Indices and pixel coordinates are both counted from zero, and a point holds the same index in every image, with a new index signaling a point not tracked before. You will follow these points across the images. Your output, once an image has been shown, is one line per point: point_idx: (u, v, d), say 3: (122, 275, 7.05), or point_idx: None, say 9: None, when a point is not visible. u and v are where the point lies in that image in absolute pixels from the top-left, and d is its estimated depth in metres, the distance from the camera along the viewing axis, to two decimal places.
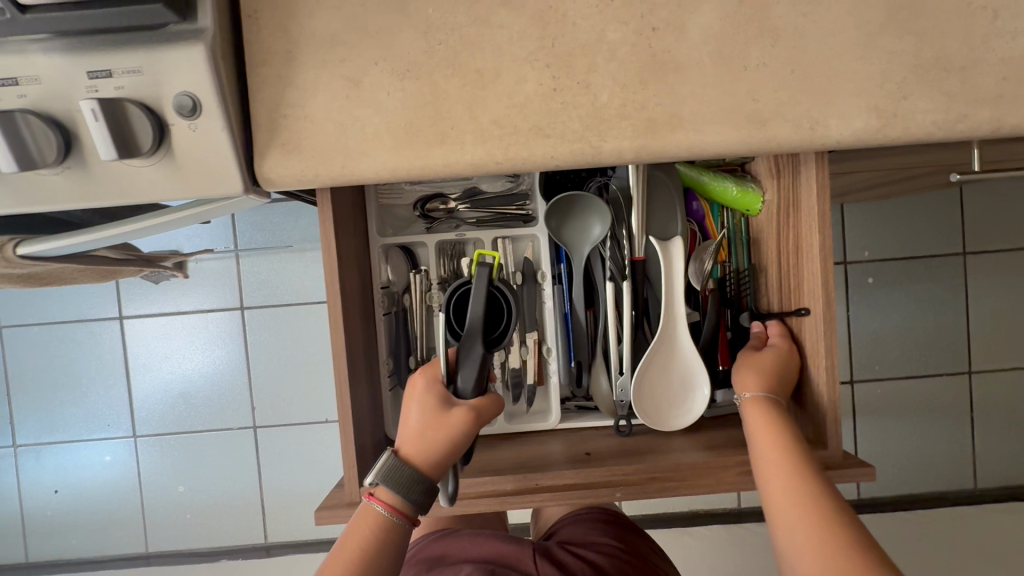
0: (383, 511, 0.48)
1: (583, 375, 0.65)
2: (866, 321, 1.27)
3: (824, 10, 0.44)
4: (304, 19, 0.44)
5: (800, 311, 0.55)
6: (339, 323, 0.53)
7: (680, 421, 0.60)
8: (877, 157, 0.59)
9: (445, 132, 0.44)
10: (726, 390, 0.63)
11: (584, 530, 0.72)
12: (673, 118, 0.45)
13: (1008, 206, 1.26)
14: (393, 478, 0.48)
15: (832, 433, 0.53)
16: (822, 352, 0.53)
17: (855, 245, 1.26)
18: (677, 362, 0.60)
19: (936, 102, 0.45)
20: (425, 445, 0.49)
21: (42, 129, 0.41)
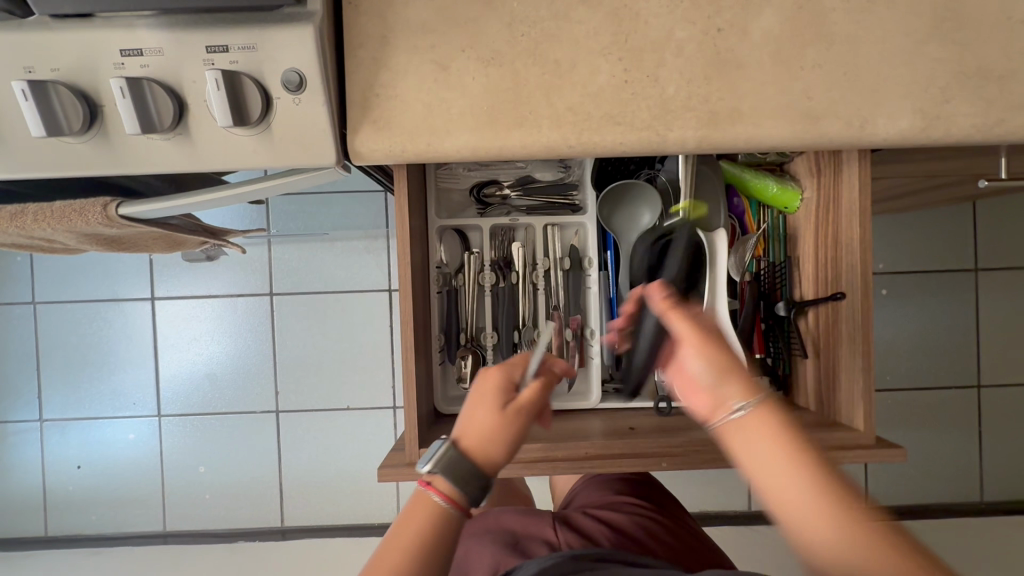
0: (441, 503, 0.43)
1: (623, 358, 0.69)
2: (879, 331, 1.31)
3: (876, 19, 0.48)
4: (399, 7, 0.48)
5: (835, 296, 0.58)
6: (408, 293, 0.56)
7: None
8: (911, 161, 0.63)
9: (523, 116, 0.48)
10: (759, 378, 0.68)
11: (603, 497, 0.75)
12: (735, 112, 0.48)
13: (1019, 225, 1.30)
14: (459, 471, 0.44)
15: (867, 414, 0.56)
16: (856, 338, 0.56)
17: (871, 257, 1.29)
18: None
19: (976, 107, 0.49)
20: (490, 438, 0.45)
21: (164, 96, 0.46)
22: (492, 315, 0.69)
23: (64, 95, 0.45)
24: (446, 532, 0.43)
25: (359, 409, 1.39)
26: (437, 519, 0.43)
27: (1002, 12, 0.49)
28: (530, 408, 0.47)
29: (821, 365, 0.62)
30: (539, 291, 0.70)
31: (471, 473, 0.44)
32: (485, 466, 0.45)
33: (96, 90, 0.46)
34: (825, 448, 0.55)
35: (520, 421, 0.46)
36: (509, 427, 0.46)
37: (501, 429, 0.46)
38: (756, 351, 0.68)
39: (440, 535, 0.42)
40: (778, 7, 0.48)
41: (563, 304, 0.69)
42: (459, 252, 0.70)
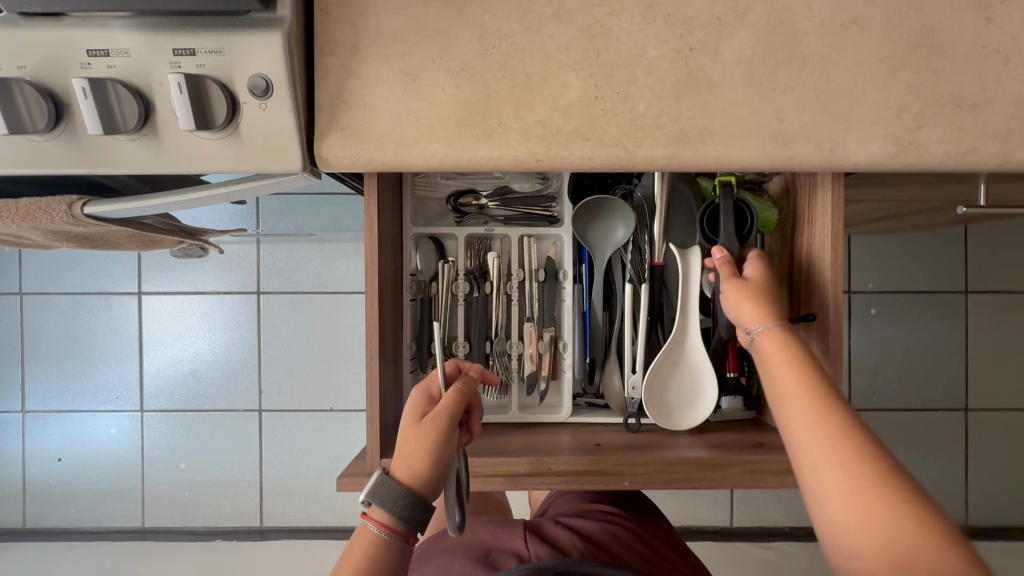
0: (377, 529, 0.47)
1: (595, 371, 0.68)
2: (866, 349, 1.30)
3: (849, 43, 0.48)
4: (370, 16, 0.48)
5: (807, 316, 0.58)
6: (375, 301, 0.56)
7: (687, 420, 0.62)
8: (890, 185, 0.62)
9: (491, 129, 0.48)
10: (732, 397, 0.67)
11: (577, 504, 0.75)
12: (705, 131, 0.48)
13: (1011, 249, 1.29)
14: (385, 496, 0.47)
15: None
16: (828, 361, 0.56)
17: (859, 276, 1.29)
18: (687, 364, 0.63)
19: (948, 134, 0.48)
20: (410, 458, 0.49)
21: (128, 98, 0.45)
22: (465, 325, 0.68)
23: (28, 92, 0.45)
24: (387, 555, 0.47)
25: (343, 411, 1.39)
26: (375, 542, 0.47)
27: (976, 42, 0.48)
28: (442, 420, 0.49)
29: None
30: (514, 302, 0.69)
31: (398, 494, 0.47)
32: (412, 484, 0.48)
33: (64, 90, 0.46)
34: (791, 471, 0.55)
35: (434, 435, 0.49)
36: (425, 443, 0.49)
37: (419, 447, 0.49)
38: (731, 370, 0.67)
39: (377, 558, 0.47)
40: (751, 28, 0.48)
41: (537, 316, 0.69)
42: (435, 260, 0.70)
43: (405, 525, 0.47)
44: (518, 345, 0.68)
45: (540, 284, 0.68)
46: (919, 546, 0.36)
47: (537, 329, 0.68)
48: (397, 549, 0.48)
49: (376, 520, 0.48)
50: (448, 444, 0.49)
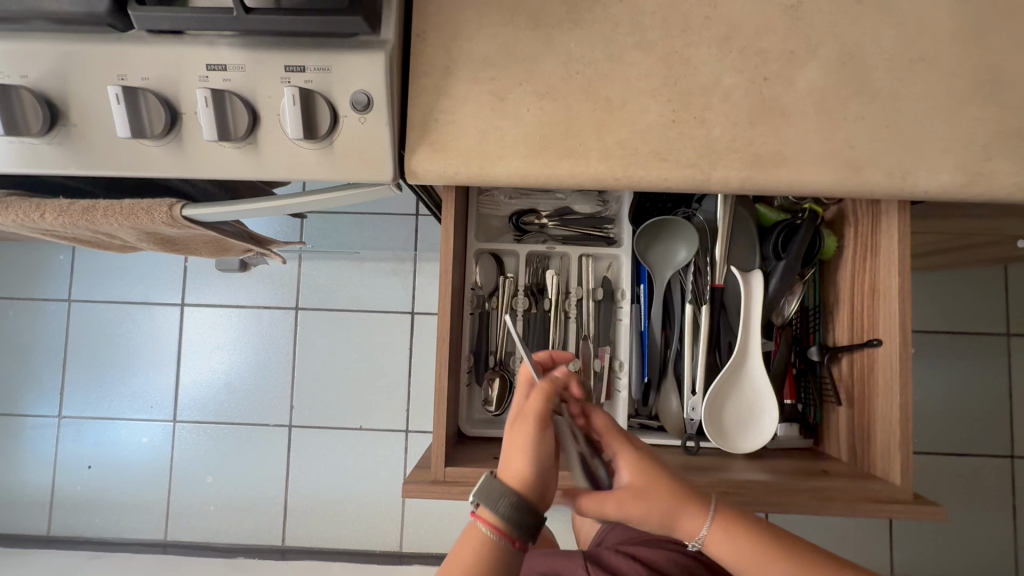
0: (486, 531, 0.47)
1: (651, 393, 0.68)
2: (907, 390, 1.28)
3: (918, 78, 0.51)
4: (463, 42, 0.51)
5: (872, 342, 0.58)
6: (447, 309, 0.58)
7: (746, 443, 0.62)
8: (951, 216, 0.63)
9: (573, 148, 0.50)
10: (789, 425, 0.66)
11: (636, 532, 0.73)
12: (778, 156, 0.50)
13: None
14: (488, 497, 0.46)
15: (904, 467, 0.53)
16: (890, 386, 0.55)
17: None
18: (748, 388, 0.63)
19: (1018, 166, 0.50)
20: (510, 457, 0.48)
21: (242, 108, 0.49)
22: (524, 340, 0.70)
23: (152, 101, 0.49)
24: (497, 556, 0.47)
25: (371, 430, 1.39)
26: (484, 546, 0.47)
27: None
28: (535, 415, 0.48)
29: (859, 412, 0.60)
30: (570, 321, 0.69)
31: (503, 495, 0.46)
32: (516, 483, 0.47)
33: (180, 100, 0.50)
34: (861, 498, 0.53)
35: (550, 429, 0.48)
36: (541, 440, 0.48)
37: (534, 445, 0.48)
38: (787, 397, 0.67)
39: (485, 560, 0.46)
40: (823, 61, 0.51)
41: (593, 335, 0.69)
42: (494, 275, 0.71)
43: (522, 524, 0.46)
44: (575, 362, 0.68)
45: (597, 303, 0.70)
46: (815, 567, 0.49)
47: (594, 348, 0.69)
48: (506, 552, 0.47)
49: (485, 522, 0.47)
50: (545, 441, 0.48)
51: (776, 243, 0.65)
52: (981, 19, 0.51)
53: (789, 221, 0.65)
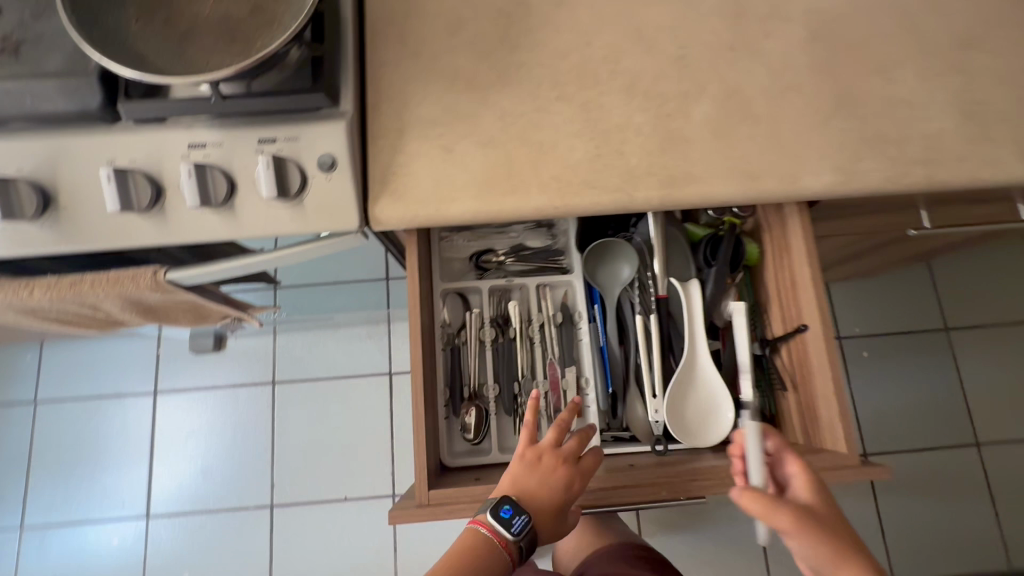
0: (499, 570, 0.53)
1: (618, 403, 0.71)
2: (868, 392, 1.36)
3: (788, 104, 0.62)
4: (413, 108, 0.61)
5: (800, 327, 0.64)
6: (417, 338, 0.63)
7: (709, 438, 0.67)
8: (848, 216, 0.74)
9: (515, 185, 0.59)
10: None
11: (626, 569, 0.74)
12: (688, 175, 0.60)
13: (982, 286, 1.41)
14: (522, 550, 0.53)
15: (846, 435, 0.59)
16: (824, 363, 0.62)
17: (847, 321, 1.39)
18: (702, 388, 0.68)
19: (882, 163, 0.60)
20: (551, 520, 0.55)
21: (219, 177, 0.56)
22: (495, 369, 0.74)
23: (139, 180, 0.55)
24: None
25: (356, 499, 1.35)
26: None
27: (885, 98, 0.62)
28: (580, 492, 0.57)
29: (804, 395, 0.65)
30: (535, 344, 0.75)
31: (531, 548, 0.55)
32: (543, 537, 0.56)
33: (163, 176, 0.56)
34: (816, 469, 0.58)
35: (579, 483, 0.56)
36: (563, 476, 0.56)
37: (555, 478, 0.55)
38: (741, 392, 0.72)
39: None
40: (711, 98, 0.62)
41: (558, 356, 0.74)
42: (461, 311, 0.76)
43: (523, 537, 0.53)
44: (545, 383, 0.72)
45: (558, 327, 0.75)
46: None
47: (561, 368, 0.73)
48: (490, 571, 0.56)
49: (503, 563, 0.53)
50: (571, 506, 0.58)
51: (706, 253, 0.73)
52: (829, 55, 0.64)
53: (714, 233, 0.74)
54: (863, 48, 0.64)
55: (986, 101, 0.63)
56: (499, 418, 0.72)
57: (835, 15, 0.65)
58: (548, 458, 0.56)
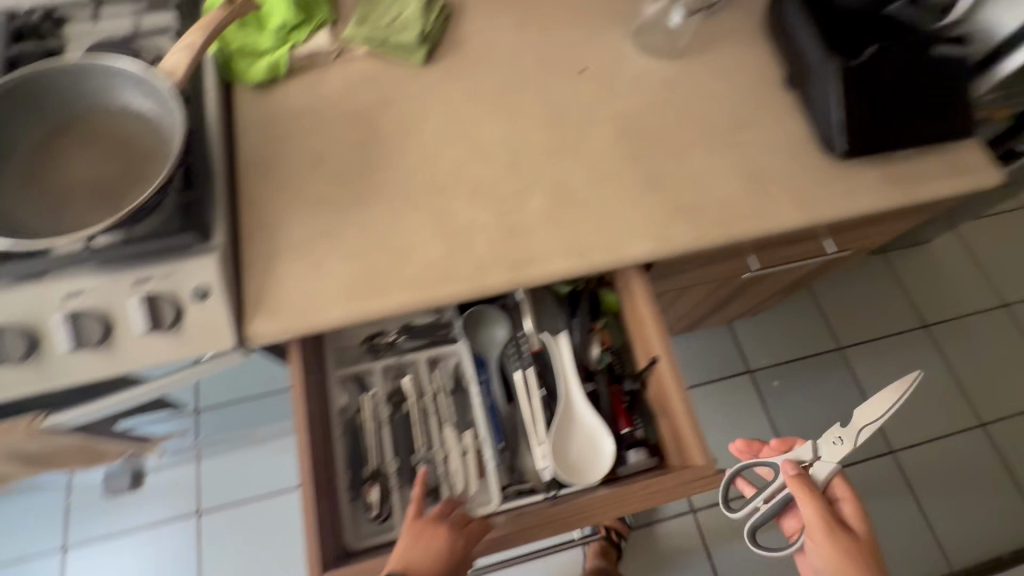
0: None
1: (512, 457, 0.78)
2: (788, 417, 1.53)
3: (605, 190, 0.75)
4: (281, 234, 0.69)
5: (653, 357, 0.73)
6: (303, 426, 0.66)
7: (595, 473, 0.72)
8: (690, 269, 0.85)
9: (378, 288, 0.67)
10: (636, 451, 0.76)
11: None
12: (530, 259, 0.69)
13: (858, 309, 1.66)
14: None
15: (701, 450, 0.65)
16: (673, 387, 0.69)
17: (756, 354, 1.59)
18: (581, 428, 0.74)
19: (687, 228, 0.73)
20: None
21: (95, 321, 0.60)
22: (394, 445, 0.76)
23: (12, 334, 0.58)
24: None
25: None
26: None
27: (682, 175, 0.76)
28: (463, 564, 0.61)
29: (671, 419, 0.72)
30: (431, 414, 0.77)
31: None
32: None
33: (39, 326, 0.60)
34: (676, 484, 0.65)
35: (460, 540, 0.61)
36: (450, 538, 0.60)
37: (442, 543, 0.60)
38: (625, 427, 0.77)
39: None
40: (542, 193, 0.74)
41: (454, 422, 0.77)
42: (358, 394, 0.80)
43: None
44: (442, 449, 0.75)
45: (451, 394, 0.79)
46: None
47: (458, 432, 0.78)
48: None
49: None
50: None
51: (570, 305, 0.84)
52: (633, 146, 0.78)
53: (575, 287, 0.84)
54: (659, 137, 0.79)
55: (761, 167, 0.78)
56: (401, 491, 0.75)
57: (633, 115, 0.80)
58: (436, 530, 0.61)
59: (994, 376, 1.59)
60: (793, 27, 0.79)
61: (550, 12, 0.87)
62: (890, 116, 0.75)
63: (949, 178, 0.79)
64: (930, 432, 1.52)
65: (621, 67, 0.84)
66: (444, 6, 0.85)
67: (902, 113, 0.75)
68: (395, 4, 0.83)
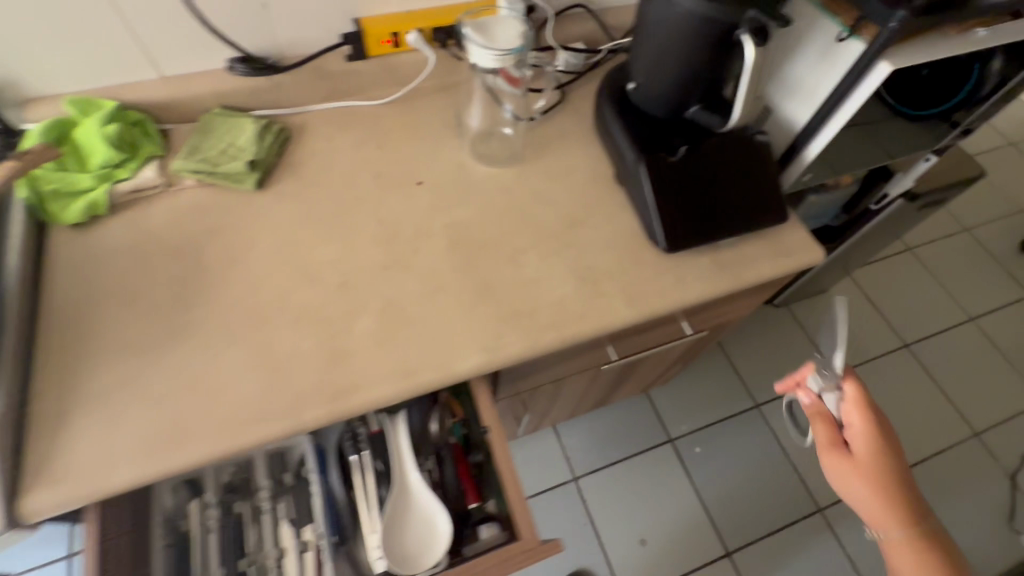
0: None
1: (350, 545, 0.78)
2: (712, 484, 1.50)
3: (436, 303, 0.74)
4: (80, 387, 0.65)
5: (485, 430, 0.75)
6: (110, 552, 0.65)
7: (428, 557, 0.73)
8: (547, 365, 0.84)
9: (182, 438, 0.63)
10: (487, 524, 0.77)
11: None
12: (353, 386, 0.67)
13: (770, 363, 1.68)
14: None
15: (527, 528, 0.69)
16: (506, 459, 0.73)
17: (675, 421, 1.57)
18: (417, 510, 0.76)
19: (519, 335, 0.72)
20: None
21: None
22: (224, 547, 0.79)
23: None
24: None
25: None
26: None
27: (515, 280, 0.77)
28: None
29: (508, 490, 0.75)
30: (264, 512, 0.82)
31: None
32: None
33: None
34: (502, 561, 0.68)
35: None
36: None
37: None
38: (474, 500, 0.79)
39: None
40: (370, 313, 0.72)
41: (293, 517, 0.82)
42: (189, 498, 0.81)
43: None
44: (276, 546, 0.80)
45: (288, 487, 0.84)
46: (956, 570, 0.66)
47: (297, 529, 0.80)
48: None
49: None
50: None
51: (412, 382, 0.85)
52: (467, 256, 0.78)
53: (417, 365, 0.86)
54: (494, 244, 0.80)
55: (595, 266, 0.79)
56: None
57: (469, 224, 0.81)
58: None
59: (903, 420, 1.63)
60: (610, 132, 0.83)
61: (390, 128, 0.90)
62: (705, 211, 0.79)
63: (775, 261, 0.82)
64: None
65: (458, 177, 0.86)
66: (281, 129, 0.87)
67: (716, 206, 0.79)
68: (227, 134, 0.84)
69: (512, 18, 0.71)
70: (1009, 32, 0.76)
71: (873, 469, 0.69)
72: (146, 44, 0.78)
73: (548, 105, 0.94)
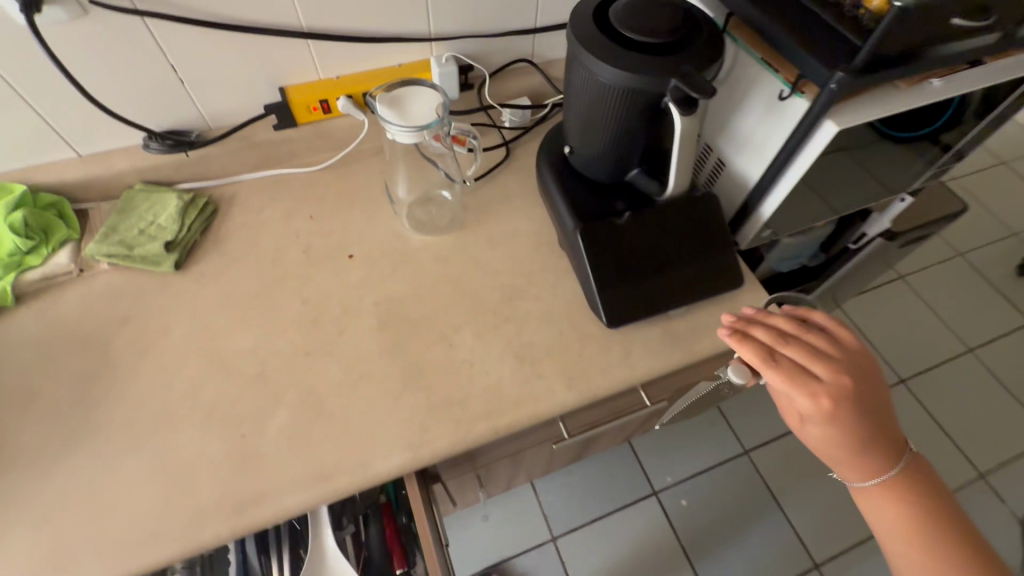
0: None
1: None
2: (700, 541, 1.40)
3: (360, 392, 0.68)
4: None
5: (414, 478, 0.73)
6: None
7: None
8: (493, 447, 0.78)
9: (66, 563, 0.57)
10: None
11: None
12: (261, 495, 0.61)
13: (761, 406, 1.59)
14: None
15: None
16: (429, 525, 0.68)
17: (658, 473, 1.49)
18: None
19: (449, 427, 0.66)
20: None
21: None
22: None
23: None
24: None
25: None
26: None
27: (449, 362, 0.71)
28: None
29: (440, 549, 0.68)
30: None
31: None
32: None
33: None
34: None
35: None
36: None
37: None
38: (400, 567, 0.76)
39: None
40: (287, 406, 0.67)
41: None
42: None
43: None
44: None
45: None
46: (943, 517, 0.59)
47: None
48: None
49: None
50: None
51: None
52: (397, 337, 0.73)
53: None
54: (427, 321, 0.74)
55: (536, 343, 0.74)
56: None
57: (401, 299, 0.76)
58: None
59: None
60: (551, 197, 0.78)
61: (323, 196, 0.86)
62: (653, 281, 0.73)
63: None
64: (856, 537, 1.40)
65: (393, 247, 0.81)
66: (207, 203, 0.83)
67: (665, 275, 0.73)
68: (149, 211, 0.79)
69: (427, 87, 0.67)
70: (965, 80, 0.71)
71: (829, 443, 0.59)
72: (56, 124, 0.74)
73: (491, 166, 0.91)
